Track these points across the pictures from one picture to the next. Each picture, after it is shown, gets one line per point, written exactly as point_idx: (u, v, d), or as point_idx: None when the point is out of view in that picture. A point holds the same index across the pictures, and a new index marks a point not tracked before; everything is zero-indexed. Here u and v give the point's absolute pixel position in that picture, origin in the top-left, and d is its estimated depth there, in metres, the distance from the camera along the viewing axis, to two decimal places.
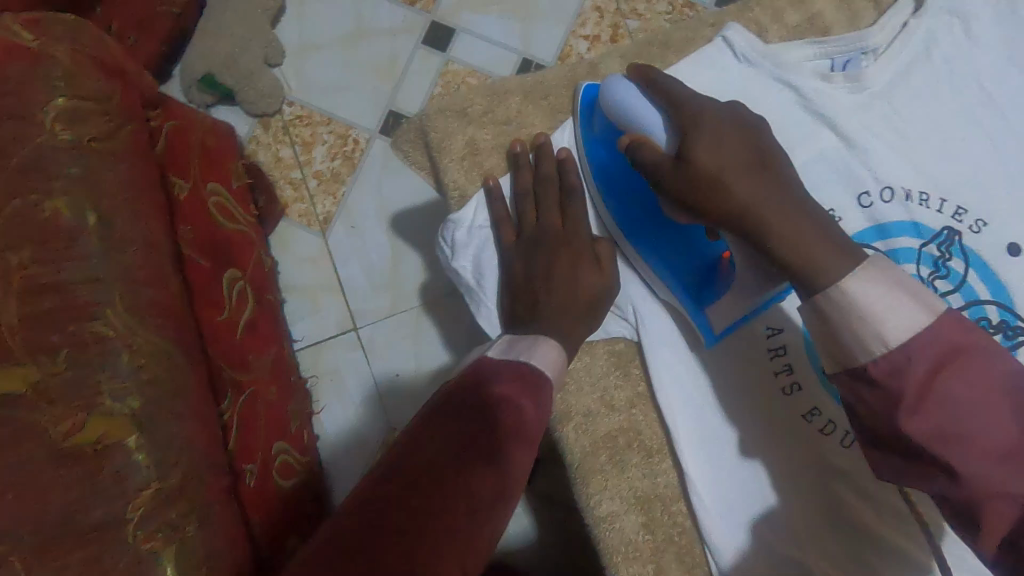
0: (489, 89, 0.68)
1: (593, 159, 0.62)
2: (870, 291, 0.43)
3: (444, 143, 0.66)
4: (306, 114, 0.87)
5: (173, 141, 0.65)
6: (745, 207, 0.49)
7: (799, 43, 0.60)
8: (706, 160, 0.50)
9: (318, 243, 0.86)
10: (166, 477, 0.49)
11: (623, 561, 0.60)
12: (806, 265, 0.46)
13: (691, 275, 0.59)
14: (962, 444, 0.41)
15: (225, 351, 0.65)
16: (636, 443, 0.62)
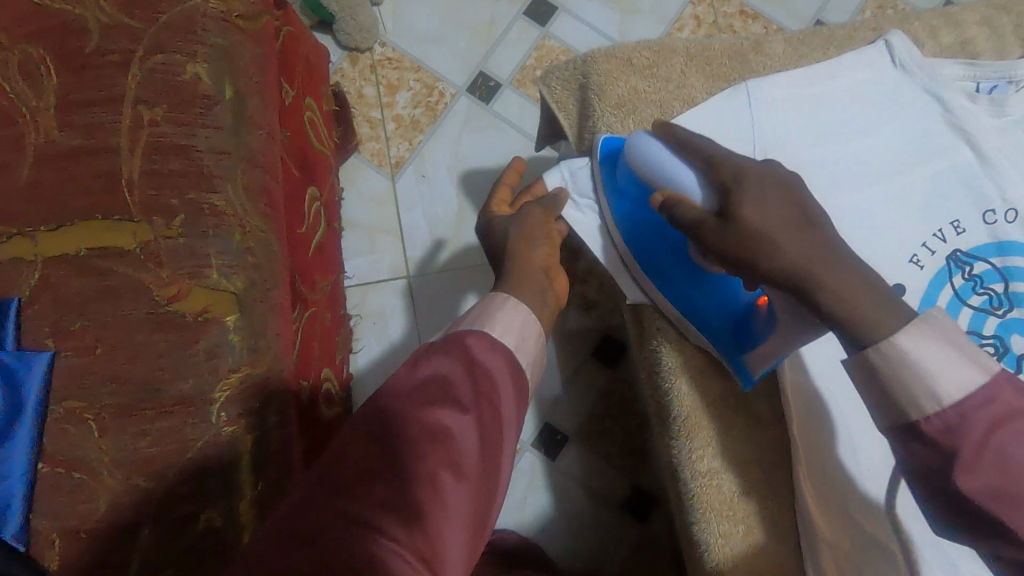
0: (659, 41, 0.56)
1: (618, 211, 0.53)
2: (928, 346, 0.34)
3: (606, 87, 0.54)
4: (397, 58, 0.87)
5: (288, 45, 0.64)
6: (794, 269, 0.39)
7: (947, 61, 0.48)
8: (753, 219, 0.41)
9: (386, 185, 0.85)
10: (256, 363, 0.46)
11: (715, 518, 0.50)
12: (854, 321, 0.37)
13: (725, 321, 0.51)
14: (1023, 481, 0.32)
15: (300, 264, 0.63)
16: (744, 408, 0.54)
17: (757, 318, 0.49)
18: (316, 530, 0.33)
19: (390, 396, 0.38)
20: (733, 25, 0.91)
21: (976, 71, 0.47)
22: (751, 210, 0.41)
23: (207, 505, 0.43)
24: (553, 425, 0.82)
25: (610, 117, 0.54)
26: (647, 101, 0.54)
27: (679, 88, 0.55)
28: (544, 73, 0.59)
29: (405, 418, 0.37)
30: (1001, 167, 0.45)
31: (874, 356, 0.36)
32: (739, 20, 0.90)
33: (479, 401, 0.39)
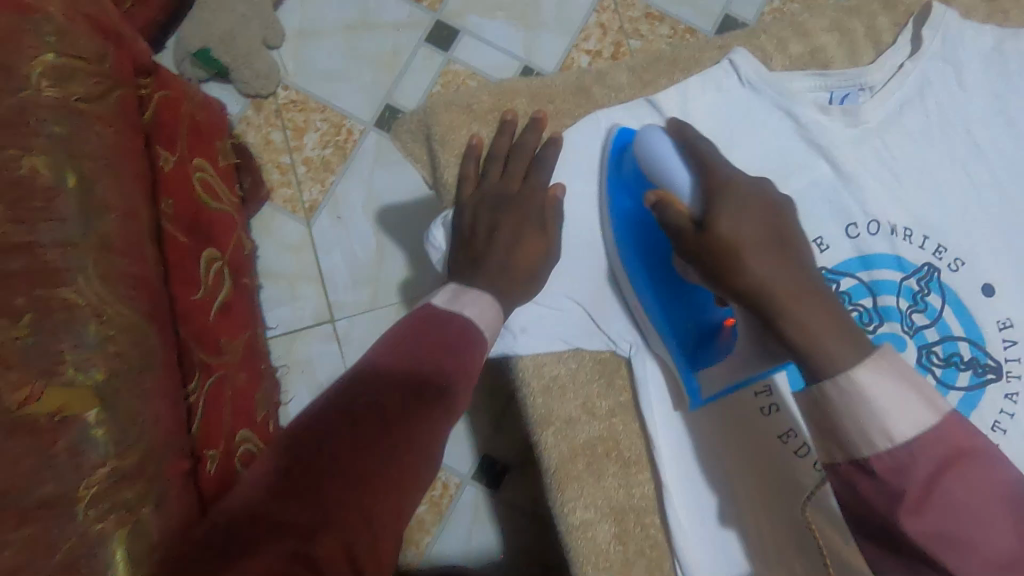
0: (496, 87, 0.65)
1: (614, 209, 0.59)
2: (882, 383, 0.40)
3: (447, 137, 0.63)
4: (301, 100, 0.86)
5: (163, 110, 0.64)
6: (761, 285, 0.45)
7: (801, 73, 0.55)
8: (727, 228, 0.47)
9: (302, 231, 0.85)
10: (125, 455, 0.46)
11: (592, 567, 0.57)
12: (811, 351, 0.43)
13: (693, 332, 0.57)
14: (967, 552, 0.37)
15: (196, 331, 0.62)
16: (614, 453, 0.60)
17: (722, 337, 0.55)
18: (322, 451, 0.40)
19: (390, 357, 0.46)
20: (641, 28, 0.89)
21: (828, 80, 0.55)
22: (726, 221, 0.47)
23: None
24: (493, 456, 0.81)
25: (452, 164, 0.63)
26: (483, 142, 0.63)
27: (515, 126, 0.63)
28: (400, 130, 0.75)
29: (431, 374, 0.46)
30: (860, 177, 0.53)
31: (828, 389, 0.42)
32: (646, 23, 0.89)
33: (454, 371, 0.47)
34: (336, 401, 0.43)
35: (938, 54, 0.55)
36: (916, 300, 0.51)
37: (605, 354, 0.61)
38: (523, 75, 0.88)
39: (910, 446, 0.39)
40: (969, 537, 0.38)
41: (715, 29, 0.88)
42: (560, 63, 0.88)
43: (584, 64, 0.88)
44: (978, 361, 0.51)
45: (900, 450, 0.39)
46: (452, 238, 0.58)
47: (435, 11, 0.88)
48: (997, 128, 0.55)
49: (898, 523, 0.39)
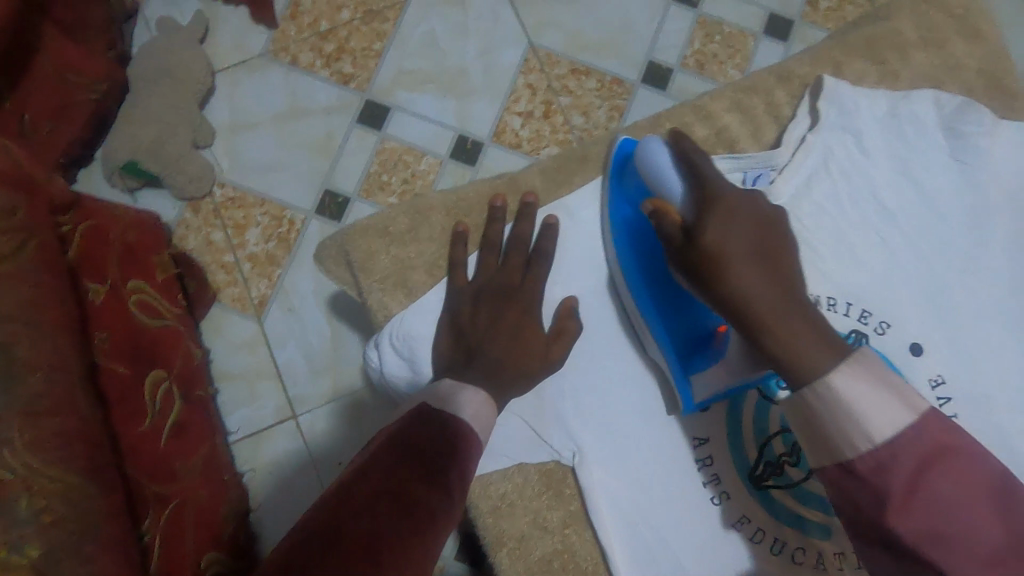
0: (412, 206, 0.64)
1: (615, 213, 0.62)
2: (858, 386, 0.43)
3: (367, 264, 0.62)
4: (239, 196, 0.85)
5: (88, 242, 0.63)
6: (738, 300, 0.49)
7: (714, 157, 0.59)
8: (716, 242, 0.50)
9: (254, 328, 0.83)
10: None
11: None
12: (784, 351, 0.47)
13: (681, 336, 0.59)
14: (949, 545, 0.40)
15: (145, 464, 0.61)
16: (572, 565, 0.58)
17: (716, 343, 0.57)
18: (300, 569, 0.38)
19: (382, 470, 0.44)
20: (569, 84, 0.90)
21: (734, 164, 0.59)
22: (715, 233, 0.50)
23: None
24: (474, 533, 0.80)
25: (376, 289, 0.62)
26: (411, 268, 0.62)
27: (443, 247, 0.63)
28: (317, 253, 0.66)
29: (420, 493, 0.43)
30: None
31: (811, 397, 0.44)
32: (573, 79, 0.90)
33: (447, 482, 0.45)
34: (319, 532, 0.39)
35: (834, 124, 0.60)
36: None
37: (552, 465, 0.60)
38: (458, 144, 0.88)
39: (891, 445, 0.42)
40: (949, 526, 0.40)
41: (640, 77, 0.90)
42: (493, 129, 0.89)
43: (516, 127, 0.89)
44: None
45: (882, 450, 0.42)
46: (391, 355, 0.59)
47: (364, 91, 0.88)
48: (899, 183, 0.59)
49: (888, 523, 0.41)
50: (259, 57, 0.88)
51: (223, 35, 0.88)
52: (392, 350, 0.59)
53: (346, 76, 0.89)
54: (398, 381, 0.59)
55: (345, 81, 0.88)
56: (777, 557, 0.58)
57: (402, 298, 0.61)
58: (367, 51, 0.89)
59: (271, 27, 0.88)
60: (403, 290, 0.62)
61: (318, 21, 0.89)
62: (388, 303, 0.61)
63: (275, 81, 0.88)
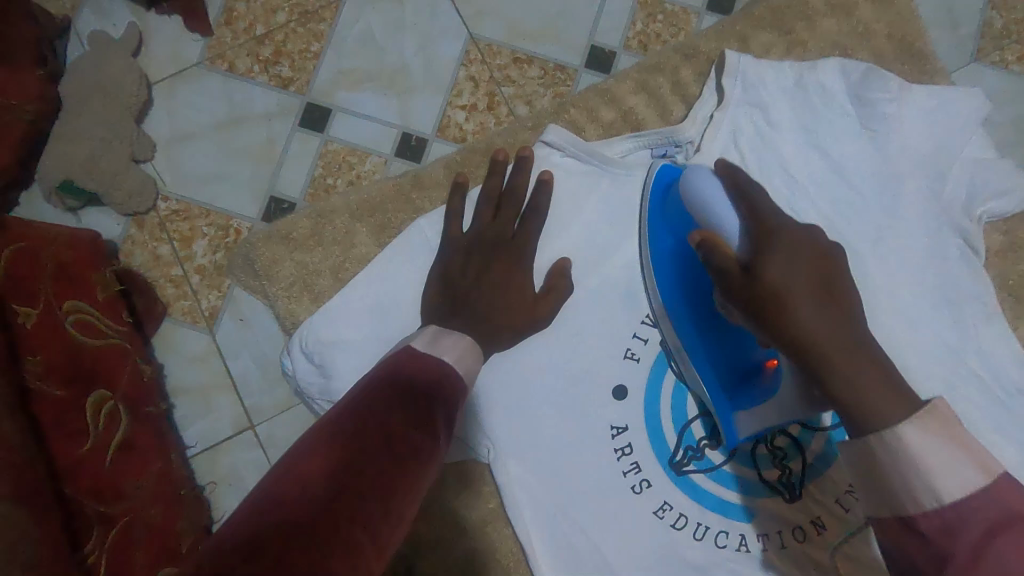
0: (314, 212, 0.73)
1: (657, 245, 0.66)
2: (927, 436, 0.42)
3: (273, 271, 0.72)
4: (183, 208, 0.85)
5: (15, 266, 0.64)
6: (807, 335, 0.47)
7: (618, 138, 0.70)
8: (776, 276, 0.49)
9: (205, 340, 0.82)
10: None
11: None
12: (852, 397, 0.45)
13: (733, 369, 0.61)
14: None
15: (87, 481, 0.62)
16: (493, 558, 0.69)
17: (764, 378, 0.59)
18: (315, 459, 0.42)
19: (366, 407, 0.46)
20: (511, 73, 0.89)
21: (638, 143, 0.70)
22: (776, 270, 0.50)
23: None
24: None
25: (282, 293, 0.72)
26: (314, 273, 0.73)
27: (344, 250, 0.74)
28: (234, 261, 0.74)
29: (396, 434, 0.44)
30: None
31: (873, 440, 0.44)
32: (515, 68, 0.89)
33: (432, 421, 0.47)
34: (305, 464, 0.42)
35: (742, 102, 0.67)
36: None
37: (470, 464, 0.69)
38: (402, 142, 0.87)
39: (960, 507, 0.41)
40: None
41: (583, 63, 0.89)
42: (437, 124, 0.88)
43: (460, 120, 0.87)
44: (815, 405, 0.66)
45: (949, 512, 0.41)
46: (302, 365, 0.66)
47: (304, 93, 0.87)
48: (807, 151, 0.67)
49: None
50: (195, 66, 0.87)
51: (157, 46, 0.86)
52: (302, 362, 0.66)
53: (285, 79, 0.87)
54: (309, 385, 0.66)
55: (284, 85, 0.87)
56: (698, 541, 0.64)
57: (308, 301, 0.73)
58: (304, 52, 0.88)
59: (207, 34, 0.87)
60: (307, 295, 0.73)
61: (253, 26, 0.88)
62: (294, 308, 0.72)
63: (213, 89, 0.87)
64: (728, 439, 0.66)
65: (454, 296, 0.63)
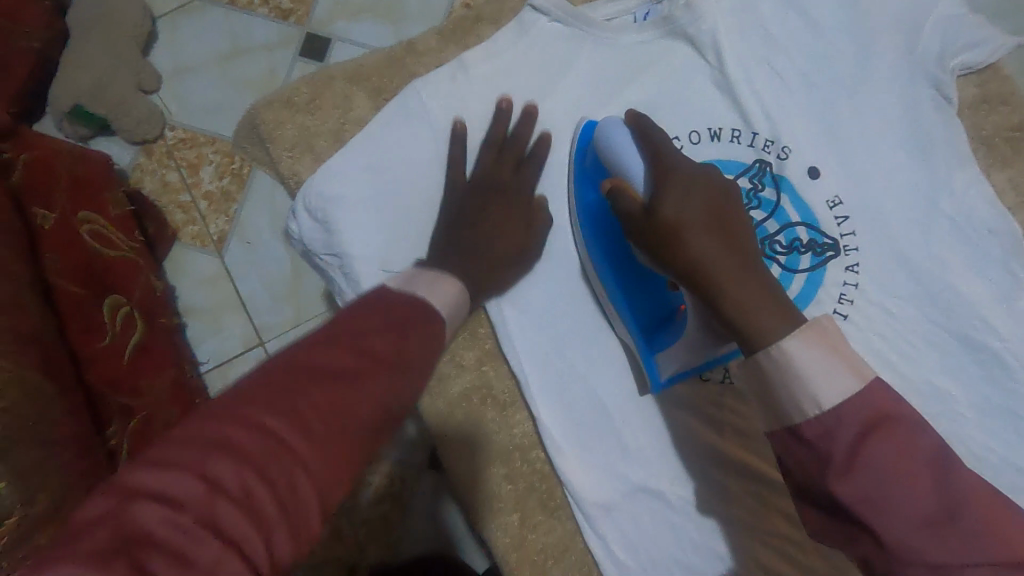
0: (313, 76, 0.64)
1: (580, 197, 0.61)
2: (810, 349, 0.43)
3: (274, 134, 0.62)
4: (190, 136, 0.87)
5: (33, 174, 0.65)
6: (698, 263, 0.49)
7: (601, 2, 0.63)
8: (670, 211, 0.50)
9: (215, 262, 0.85)
10: (32, 502, 0.48)
11: (490, 514, 0.63)
12: (746, 324, 0.47)
13: (649, 312, 0.60)
14: (884, 513, 0.40)
15: (110, 379, 0.64)
16: (489, 399, 0.64)
17: (678, 322, 0.58)
18: (336, 417, 0.35)
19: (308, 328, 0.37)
20: None
21: (621, 7, 0.62)
22: (670, 204, 0.51)
23: None
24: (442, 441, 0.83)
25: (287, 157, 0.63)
26: (315, 134, 0.63)
27: (343, 112, 0.63)
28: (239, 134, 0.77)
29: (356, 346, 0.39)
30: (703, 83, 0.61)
31: (763, 358, 0.45)
32: None
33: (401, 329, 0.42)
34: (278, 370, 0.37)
35: None
36: (750, 198, 0.59)
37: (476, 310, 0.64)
38: None
39: (837, 411, 0.42)
40: (887, 496, 0.40)
41: None
42: None
43: None
44: (817, 243, 0.58)
45: (829, 417, 0.42)
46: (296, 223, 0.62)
47: (304, 24, 0.89)
48: None
49: (830, 487, 0.42)
50: None
51: None
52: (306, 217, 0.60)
53: (284, 11, 0.89)
54: (313, 244, 0.61)
55: (284, 16, 0.89)
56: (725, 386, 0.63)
57: (310, 162, 0.62)
58: None
59: None
60: (310, 156, 0.62)
61: None
62: (300, 171, 0.62)
63: (216, 22, 0.89)
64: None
65: (448, 156, 0.60)
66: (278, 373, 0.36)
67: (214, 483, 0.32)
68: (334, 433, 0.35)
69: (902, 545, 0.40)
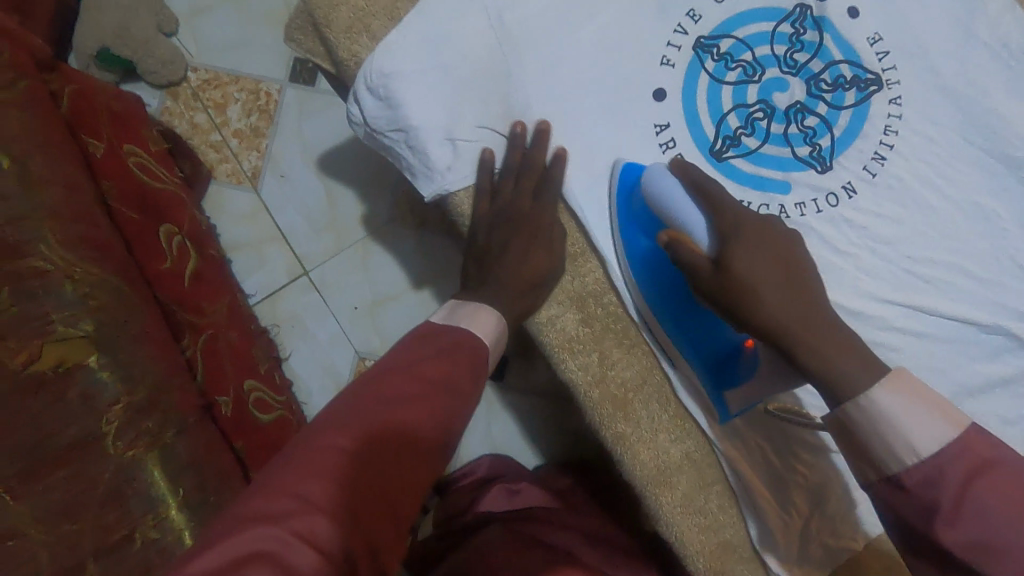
0: None
1: (630, 249, 0.49)
2: (910, 415, 0.37)
3: (324, 18, 0.48)
4: (213, 77, 0.88)
5: (78, 107, 0.66)
6: (773, 328, 0.41)
7: None
8: (744, 271, 0.41)
9: (251, 198, 0.87)
10: (134, 392, 0.50)
11: (568, 359, 0.50)
12: (822, 370, 0.40)
13: (710, 355, 0.49)
14: (1002, 562, 0.34)
15: (177, 298, 0.66)
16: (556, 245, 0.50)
17: (745, 360, 0.47)
18: (407, 435, 0.39)
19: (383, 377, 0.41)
20: None
21: None
22: (741, 260, 0.41)
23: (137, 524, 0.47)
24: None
25: (343, 43, 0.49)
26: (369, 12, 0.48)
27: None
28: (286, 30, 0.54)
29: (432, 387, 0.41)
30: None
31: (852, 413, 0.39)
32: None
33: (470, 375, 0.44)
34: (350, 405, 0.40)
35: None
36: (792, 43, 0.48)
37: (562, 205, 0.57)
38: None
39: (938, 460, 0.36)
40: (1001, 543, 0.34)
41: None
42: None
43: None
44: (862, 80, 0.48)
45: (929, 467, 0.36)
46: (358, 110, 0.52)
47: None
48: None
49: (934, 536, 0.36)
50: None
51: None
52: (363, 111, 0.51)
53: None
54: (378, 124, 0.48)
55: None
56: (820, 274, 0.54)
57: (370, 44, 0.48)
58: None
59: None
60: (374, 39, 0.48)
61: None
62: (360, 50, 0.48)
63: None
64: (760, 127, 0.48)
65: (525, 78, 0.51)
66: (347, 412, 0.39)
67: (308, 498, 0.34)
68: (408, 449, 0.39)
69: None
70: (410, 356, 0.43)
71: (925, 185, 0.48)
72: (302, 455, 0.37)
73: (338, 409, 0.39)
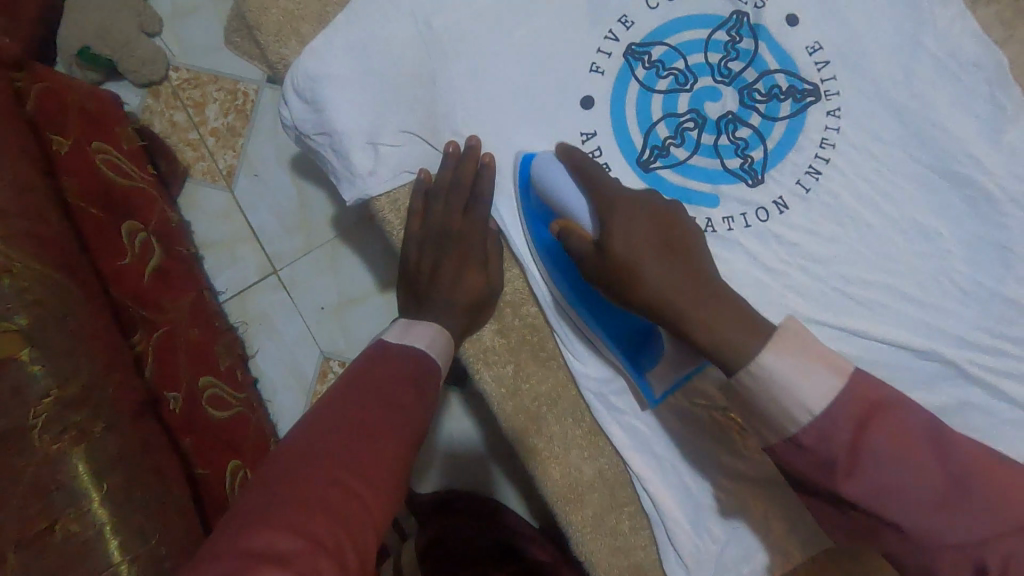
0: None
1: (537, 237, 0.51)
2: (790, 362, 0.42)
3: (256, 21, 0.50)
4: (193, 76, 0.89)
5: (45, 102, 0.67)
6: (659, 298, 0.44)
7: None
8: (620, 249, 0.45)
9: (225, 197, 0.88)
10: (65, 386, 0.51)
11: (485, 370, 0.54)
12: (725, 350, 0.44)
13: (625, 336, 0.51)
14: (891, 497, 0.42)
15: (134, 294, 0.68)
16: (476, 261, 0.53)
17: (653, 339, 0.51)
18: (378, 451, 0.42)
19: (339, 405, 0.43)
20: None
21: None
22: (619, 242, 0.45)
23: (58, 517, 0.48)
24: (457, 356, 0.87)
25: (273, 45, 0.50)
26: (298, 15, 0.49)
27: None
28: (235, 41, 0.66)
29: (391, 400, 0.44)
30: None
31: (747, 378, 0.43)
32: None
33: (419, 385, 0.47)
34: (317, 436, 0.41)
35: None
36: (728, 51, 0.50)
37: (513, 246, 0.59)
38: None
39: (828, 414, 0.41)
40: (893, 483, 0.41)
41: None
42: None
43: None
44: (799, 90, 0.50)
45: (821, 422, 0.41)
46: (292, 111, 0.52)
47: None
48: None
49: (836, 486, 0.43)
50: None
51: None
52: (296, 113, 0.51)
53: None
54: (304, 127, 0.49)
55: None
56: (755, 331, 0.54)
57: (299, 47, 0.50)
58: None
59: None
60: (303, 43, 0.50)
61: None
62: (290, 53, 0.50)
63: None
64: (691, 137, 0.50)
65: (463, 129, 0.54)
66: (316, 443, 0.41)
67: (309, 535, 0.36)
68: (376, 458, 0.41)
69: (917, 526, 0.42)
70: (351, 381, 0.45)
71: (857, 199, 0.51)
72: (274, 498, 0.38)
73: (305, 444, 0.41)
